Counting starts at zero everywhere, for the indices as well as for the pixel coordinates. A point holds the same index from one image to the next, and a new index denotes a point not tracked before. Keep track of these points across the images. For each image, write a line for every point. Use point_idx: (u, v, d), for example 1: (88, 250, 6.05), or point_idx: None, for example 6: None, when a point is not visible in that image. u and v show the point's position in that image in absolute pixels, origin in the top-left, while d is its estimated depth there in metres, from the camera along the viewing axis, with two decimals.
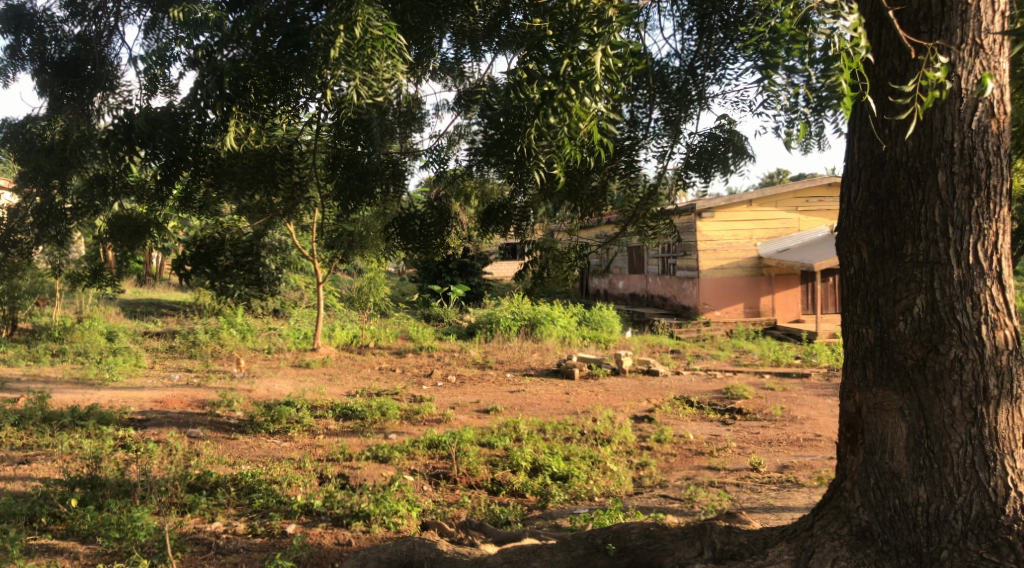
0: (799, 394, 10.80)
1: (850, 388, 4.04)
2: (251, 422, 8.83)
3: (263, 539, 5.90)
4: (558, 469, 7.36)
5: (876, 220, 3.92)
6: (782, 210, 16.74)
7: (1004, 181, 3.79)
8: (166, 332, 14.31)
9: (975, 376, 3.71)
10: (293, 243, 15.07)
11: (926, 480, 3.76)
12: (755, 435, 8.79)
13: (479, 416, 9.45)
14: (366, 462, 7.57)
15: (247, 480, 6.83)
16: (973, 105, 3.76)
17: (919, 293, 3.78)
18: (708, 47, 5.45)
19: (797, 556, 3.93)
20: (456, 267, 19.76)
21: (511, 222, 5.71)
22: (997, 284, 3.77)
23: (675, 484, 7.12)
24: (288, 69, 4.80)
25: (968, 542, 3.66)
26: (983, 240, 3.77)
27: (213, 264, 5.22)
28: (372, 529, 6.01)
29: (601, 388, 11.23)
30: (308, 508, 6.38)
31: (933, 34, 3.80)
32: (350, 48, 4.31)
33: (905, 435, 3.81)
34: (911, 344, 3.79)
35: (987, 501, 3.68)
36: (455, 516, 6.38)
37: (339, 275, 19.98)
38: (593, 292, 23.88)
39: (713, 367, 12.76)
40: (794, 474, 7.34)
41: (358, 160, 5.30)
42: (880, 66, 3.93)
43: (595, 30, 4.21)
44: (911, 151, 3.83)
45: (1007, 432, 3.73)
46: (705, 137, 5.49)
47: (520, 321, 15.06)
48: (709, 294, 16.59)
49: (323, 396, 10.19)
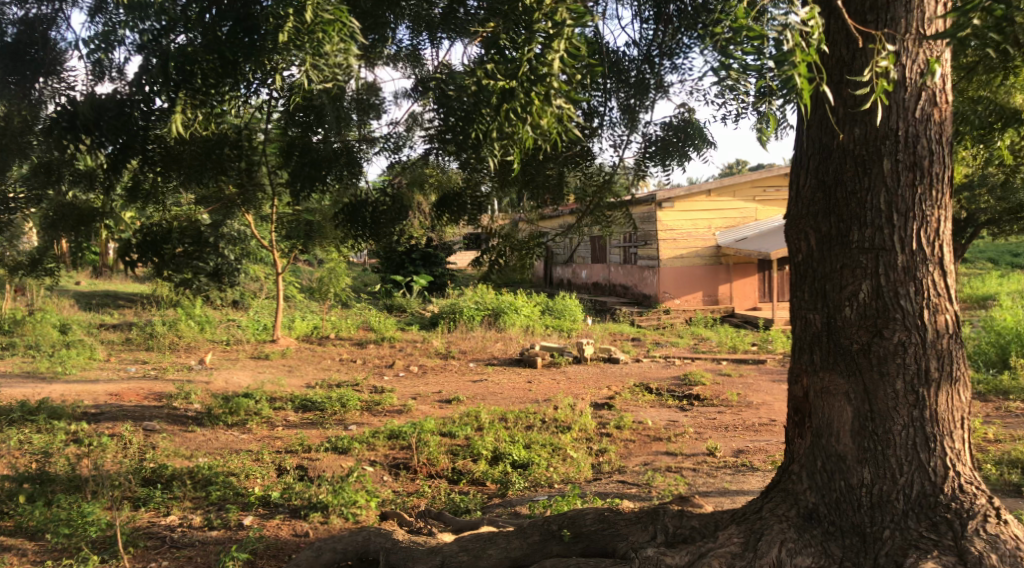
0: (754, 379, 10.99)
1: (799, 372, 4.11)
2: (208, 414, 8.75)
3: (219, 531, 5.86)
4: (519, 457, 7.41)
5: (824, 208, 3.99)
6: (740, 199, 17.05)
7: (946, 169, 3.87)
8: (121, 324, 14.04)
9: (918, 359, 3.79)
10: (252, 233, 14.92)
11: (870, 462, 3.84)
12: (712, 421, 8.90)
13: (441, 406, 9.47)
14: (325, 453, 7.54)
15: (204, 473, 6.76)
16: (917, 94, 3.84)
17: (865, 279, 3.86)
18: (666, 36, 5.49)
19: (746, 539, 3.92)
20: (419, 258, 19.71)
21: (465, 212, 5.72)
22: (939, 270, 3.85)
23: (633, 470, 7.21)
24: (238, 55, 4.70)
25: (909, 521, 3.75)
26: (926, 227, 3.84)
27: (160, 251, 5.28)
28: (330, 520, 5.99)
29: (563, 376, 11.32)
30: (266, 500, 6.36)
31: (879, 24, 3.87)
32: (300, 33, 4.34)
33: (851, 419, 3.88)
34: (857, 329, 3.87)
35: (927, 481, 3.78)
36: (415, 505, 6.42)
37: (299, 266, 19.80)
38: (556, 281, 23.96)
39: (673, 354, 12.89)
40: (749, 457, 7.46)
41: (314, 148, 5.30)
42: (829, 55, 3.99)
43: (551, 29, 4.15)
44: (858, 139, 3.91)
45: (947, 414, 3.82)
46: (665, 127, 5.60)
47: (483, 311, 15.10)
48: (670, 283, 16.74)
49: (282, 387, 10.12)
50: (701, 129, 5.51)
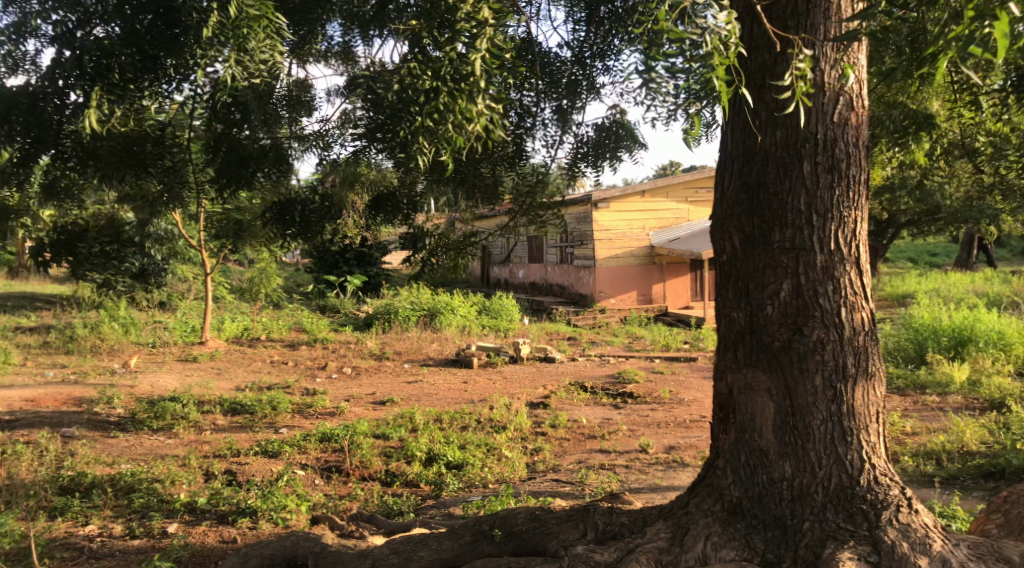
0: (686, 376, 11.17)
1: (723, 369, 4.18)
2: (132, 419, 8.49)
3: (142, 540, 5.70)
4: (453, 458, 7.38)
5: (747, 209, 4.08)
6: (673, 200, 17.37)
7: (863, 172, 3.99)
8: (40, 327, 13.55)
9: (835, 356, 3.90)
10: (179, 233, 14.56)
11: (791, 456, 3.94)
12: (645, 418, 9.02)
13: (374, 408, 9.38)
14: (255, 457, 7.40)
15: (126, 480, 6.57)
16: (835, 98, 3.94)
17: (786, 278, 3.95)
18: (598, 37, 5.52)
19: (673, 534, 4.00)
20: (354, 257, 19.52)
21: (398, 213, 5.62)
22: (855, 269, 3.97)
23: (567, 468, 7.25)
24: (158, 49, 4.63)
25: (828, 513, 3.86)
26: (844, 227, 3.96)
27: (74, 249, 5.13)
28: (259, 525, 5.88)
29: (499, 375, 11.33)
30: (191, 506, 6.21)
31: (799, 30, 3.97)
32: (224, 27, 4.25)
33: (773, 414, 3.97)
34: (779, 327, 3.96)
35: (845, 473, 3.89)
36: (347, 509, 6.35)
37: (229, 267, 19.40)
38: (493, 281, 23.95)
39: (607, 353, 13.01)
40: (680, 454, 7.58)
41: (240, 145, 5.13)
42: (752, 59, 4.08)
43: (473, 29, 4.21)
44: (780, 142, 4.00)
45: (863, 409, 3.94)
46: (597, 129, 5.66)
47: (418, 311, 15.02)
48: (606, 283, 16.89)
49: (210, 390, 9.90)
50: (633, 130, 5.56)
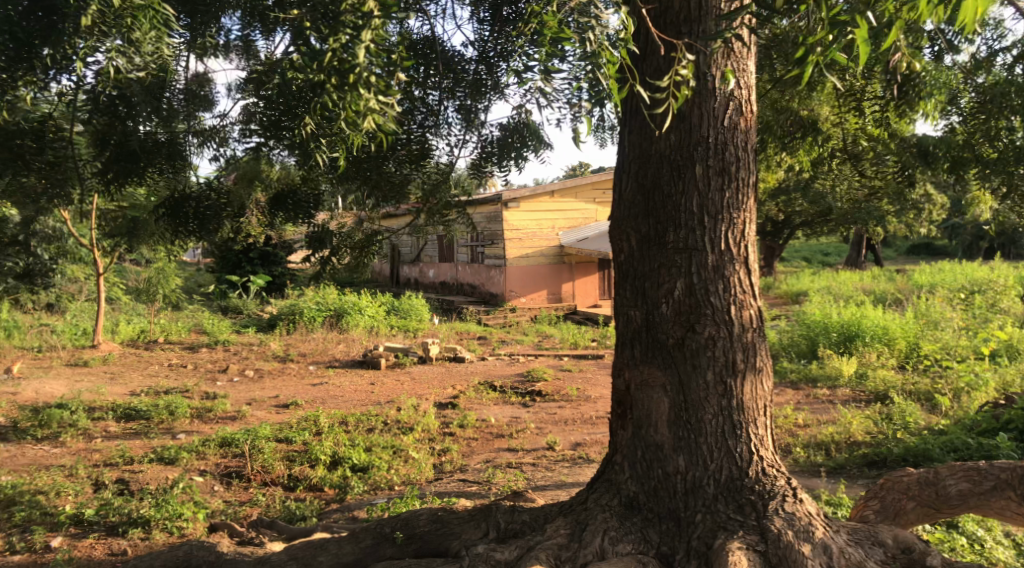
0: (592, 374, 11.32)
1: (621, 367, 4.25)
2: (13, 428, 8.07)
3: (23, 556, 5.42)
4: (359, 460, 7.27)
5: (643, 210, 4.16)
6: (582, 201, 17.62)
7: (751, 175, 4.12)
8: None
9: (726, 352, 4.02)
10: (69, 231, 13.92)
11: (684, 450, 4.04)
12: (552, 416, 9.10)
13: (277, 411, 9.17)
14: (149, 464, 7.14)
15: (6, 493, 6.23)
16: (725, 103, 4.06)
17: (679, 277, 4.05)
18: (502, 38, 5.52)
19: (572, 530, 4.05)
20: (257, 257, 19.06)
21: (299, 212, 5.54)
22: (744, 268, 4.09)
23: (474, 468, 7.25)
24: (31, 36, 4.36)
25: (719, 504, 3.97)
26: (733, 228, 4.08)
27: None
28: (152, 536, 5.67)
29: (407, 376, 11.24)
30: (78, 518, 5.94)
31: (691, 36, 4.07)
32: (107, 15, 4.18)
33: (667, 410, 4.07)
34: (673, 325, 4.06)
35: (735, 466, 4.01)
36: (247, 515, 6.19)
37: (125, 267, 18.65)
38: (403, 281, 23.75)
39: (516, 352, 13.08)
40: (586, 450, 7.68)
41: (128, 141, 4.96)
42: (647, 64, 4.17)
43: (359, 22, 3.95)
44: (673, 145, 4.09)
45: (752, 403, 4.07)
46: (502, 129, 5.66)
47: (324, 312, 14.78)
48: (516, 282, 16.95)
49: (102, 396, 9.49)
50: (538, 131, 5.50)
